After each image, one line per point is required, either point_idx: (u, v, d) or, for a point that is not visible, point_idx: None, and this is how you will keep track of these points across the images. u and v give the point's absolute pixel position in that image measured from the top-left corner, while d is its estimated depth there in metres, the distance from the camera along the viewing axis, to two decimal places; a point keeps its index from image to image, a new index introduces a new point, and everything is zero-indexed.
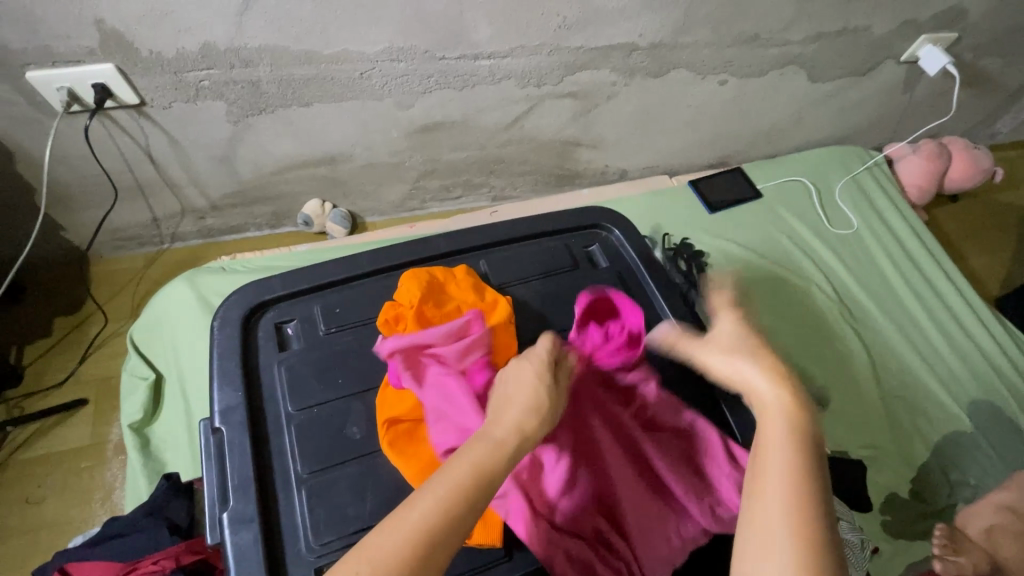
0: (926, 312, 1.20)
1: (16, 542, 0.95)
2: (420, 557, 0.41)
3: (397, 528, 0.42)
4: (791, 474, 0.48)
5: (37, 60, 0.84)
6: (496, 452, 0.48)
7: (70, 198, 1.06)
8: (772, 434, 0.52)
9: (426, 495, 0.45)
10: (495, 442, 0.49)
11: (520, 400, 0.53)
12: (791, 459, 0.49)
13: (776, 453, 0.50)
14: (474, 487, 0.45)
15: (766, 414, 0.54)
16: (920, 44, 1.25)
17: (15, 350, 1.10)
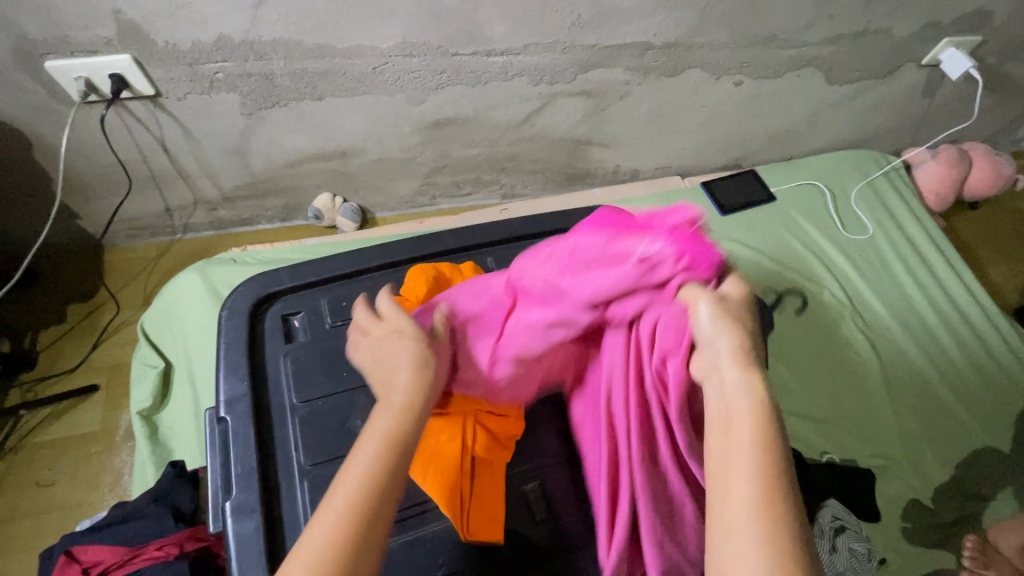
0: (942, 322, 1.17)
1: (26, 524, 0.97)
2: (356, 543, 0.42)
3: (325, 529, 0.42)
4: (759, 494, 0.41)
5: (56, 50, 0.85)
6: (403, 418, 0.48)
7: (85, 187, 1.08)
8: (740, 433, 0.44)
9: (344, 485, 0.44)
10: (398, 410, 0.49)
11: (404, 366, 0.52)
12: (760, 458, 0.42)
13: (745, 460, 0.43)
14: (392, 459, 0.46)
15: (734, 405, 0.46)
16: (943, 47, 1.23)
17: (29, 335, 1.12)
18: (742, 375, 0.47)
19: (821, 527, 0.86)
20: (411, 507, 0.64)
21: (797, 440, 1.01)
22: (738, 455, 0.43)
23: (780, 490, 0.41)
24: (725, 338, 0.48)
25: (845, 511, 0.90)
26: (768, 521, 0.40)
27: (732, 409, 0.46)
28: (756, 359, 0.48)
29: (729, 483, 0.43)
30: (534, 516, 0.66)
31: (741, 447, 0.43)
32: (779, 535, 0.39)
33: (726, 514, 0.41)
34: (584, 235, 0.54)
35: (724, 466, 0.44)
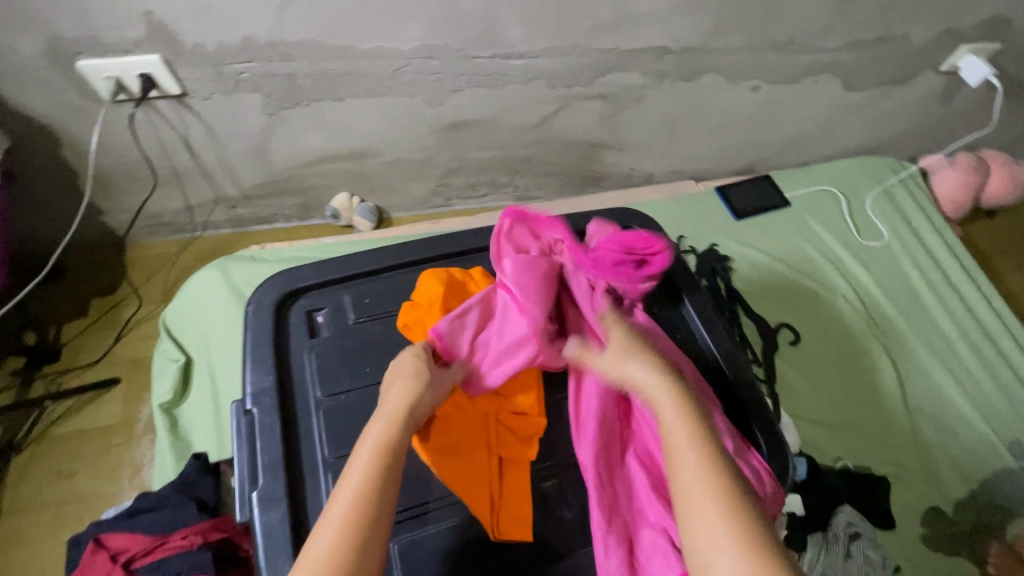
0: (958, 330, 1.17)
1: (48, 513, 0.99)
2: (361, 540, 0.46)
3: (331, 530, 0.47)
4: (709, 485, 0.49)
5: (87, 49, 0.87)
6: (394, 427, 0.54)
7: (111, 184, 1.10)
8: (664, 405, 0.56)
9: (345, 489, 0.49)
10: (393, 421, 0.55)
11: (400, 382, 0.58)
12: (698, 455, 0.51)
13: (676, 426, 0.54)
14: (389, 465, 0.51)
15: (667, 419, 0.55)
16: (961, 54, 1.22)
17: (54, 328, 1.14)
18: (643, 359, 0.60)
19: (835, 532, 0.88)
20: (409, 509, 0.64)
21: (811, 446, 1.00)
22: (681, 457, 0.51)
23: (707, 437, 0.53)
24: (621, 339, 0.63)
25: (860, 517, 0.91)
26: (707, 466, 0.50)
27: (649, 388, 0.58)
28: (643, 344, 0.63)
29: (676, 454, 0.52)
30: (554, 514, 0.66)
31: (669, 416, 0.55)
32: (718, 472, 0.50)
33: (680, 479, 0.50)
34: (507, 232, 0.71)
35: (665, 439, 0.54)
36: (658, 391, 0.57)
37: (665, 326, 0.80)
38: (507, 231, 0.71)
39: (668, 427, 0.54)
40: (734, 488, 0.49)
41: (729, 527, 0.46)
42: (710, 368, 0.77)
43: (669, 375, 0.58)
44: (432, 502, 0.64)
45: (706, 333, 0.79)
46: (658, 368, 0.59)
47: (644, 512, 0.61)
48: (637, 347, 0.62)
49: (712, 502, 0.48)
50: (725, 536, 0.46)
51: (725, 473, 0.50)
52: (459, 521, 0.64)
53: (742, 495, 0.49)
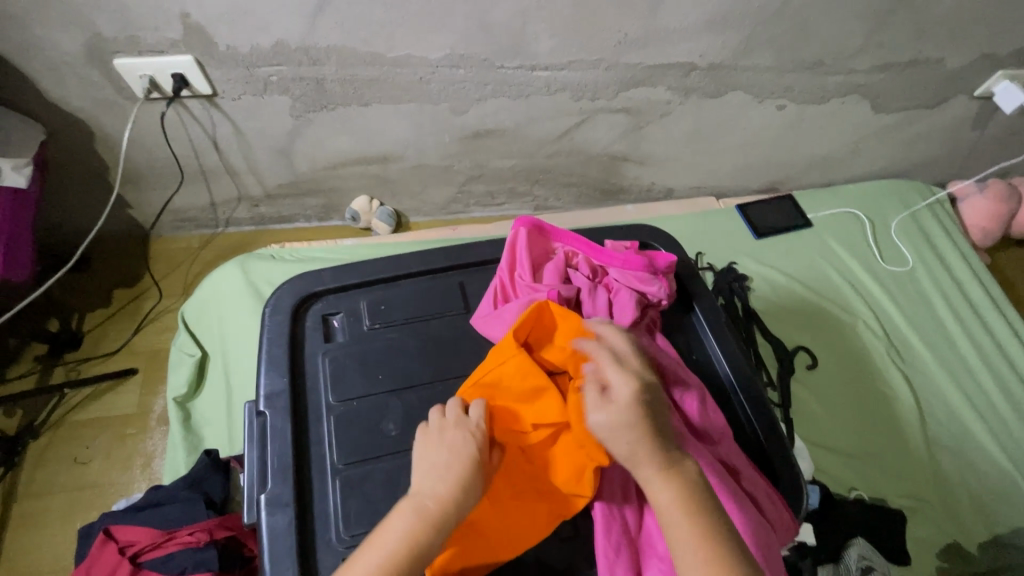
0: (984, 362, 1.13)
1: (63, 498, 1.01)
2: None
3: None
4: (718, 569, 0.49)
5: (126, 48, 0.89)
6: (424, 525, 0.50)
7: (140, 178, 1.12)
8: (682, 540, 0.50)
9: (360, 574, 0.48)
10: (422, 513, 0.51)
11: (445, 472, 0.53)
12: (700, 536, 0.50)
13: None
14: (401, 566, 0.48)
15: (656, 494, 0.53)
16: (997, 80, 1.19)
17: (77, 317, 1.17)
18: (658, 470, 0.53)
19: (847, 566, 0.85)
20: None
21: (824, 474, 0.98)
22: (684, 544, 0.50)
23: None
24: (639, 438, 0.54)
25: (874, 551, 0.86)
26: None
27: (628, 455, 0.53)
28: (659, 445, 0.54)
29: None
30: (560, 534, 0.64)
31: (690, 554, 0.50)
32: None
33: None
34: (520, 240, 0.73)
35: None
36: (679, 523, 0.51)
37: (681, 346, 0.79)
38: (520, 238, 0.73)
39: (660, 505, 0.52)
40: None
41: None
42: (724, 391, 0.76)
43: (694, 499, 0.52)
44: None
45: (722, 353, 0.77)
46: (686, 490, 0.53)
47: (653, 543, 0.60)
48: (660, 455, 0.54)
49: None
50: None
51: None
52: None
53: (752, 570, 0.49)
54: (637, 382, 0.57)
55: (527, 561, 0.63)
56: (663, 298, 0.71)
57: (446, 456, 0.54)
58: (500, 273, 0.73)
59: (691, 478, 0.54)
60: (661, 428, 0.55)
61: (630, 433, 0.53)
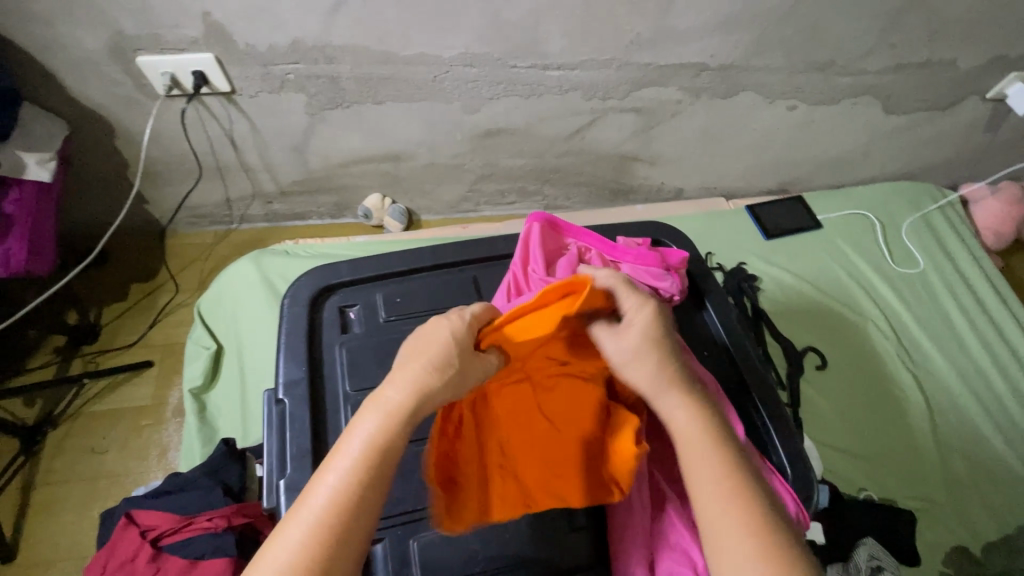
0: (995, 365, 1.13)
1: (80, 487, 1.03)
2: (342, 523, 0.43)
3: (297, 537, 0.42)
4: (733, 501, 0.46)
5: (147, 46, 0.91)
6: (394, 421, 0.47)
7: (158, 175, 1.14)
8: (697, 460, 0.49)
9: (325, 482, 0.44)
10: (389, 411, 0.47)
11: (420, 362, 0.49)
12: (720, 465, 0.48)
13: (720, 506, 0.46)
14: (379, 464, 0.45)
15: (679, 420, 0.51)
16: (1009, 82, 1.19)
17: (95, 310, 1.19)
18: (683, 397, 0.52)
19: (856, 564, 0.83)
20: (429, 508, 0.64)
21: (833, 474, 0.98)
22: (699, 473, 0.48)
23: (764, 520, 0.45)
24: (655, 360, 0.53)
25: (883, 551, 0.84)
26: (761, 550, 0.44)
27: (649, 377, 0.53)
28: (675, 371, 0.53)
29: (715, 531, 0.46)
30: (573, 523, 0.65)
31: (709, 482, 0.47)
32: (777, 562, 0.43)
33: (718, 558, 0.45)
34: (533, 235, 0.73)
35: (699, 501, 0.47)
36: (698, 444, 0.50)
37: (692, 342, 0.79)
38: (533, 233, 0.73)
39: (681, 432, 0.51)
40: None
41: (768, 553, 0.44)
42: (735, 387, 0.76)
43: (711, 425, 0.51)
44: (424, 510, 0.64)
45: (732, 350, 0.78)
46: (700, 414, 0.52)
47: (665, 534, 0.61)
48: (678, 382, 0.53)
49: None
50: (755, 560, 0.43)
51: (786, 560, 0.43)
52: (472, 526, 0.64)
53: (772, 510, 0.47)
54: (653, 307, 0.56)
55: (541, 550, 0.64)
56: (675, 294, 0.72)
57: (422, 349, 0.50)
58: (513, 268, 0.74)
59: (706, 406, 0.53)
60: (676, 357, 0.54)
61: (649, 356, 0.53)
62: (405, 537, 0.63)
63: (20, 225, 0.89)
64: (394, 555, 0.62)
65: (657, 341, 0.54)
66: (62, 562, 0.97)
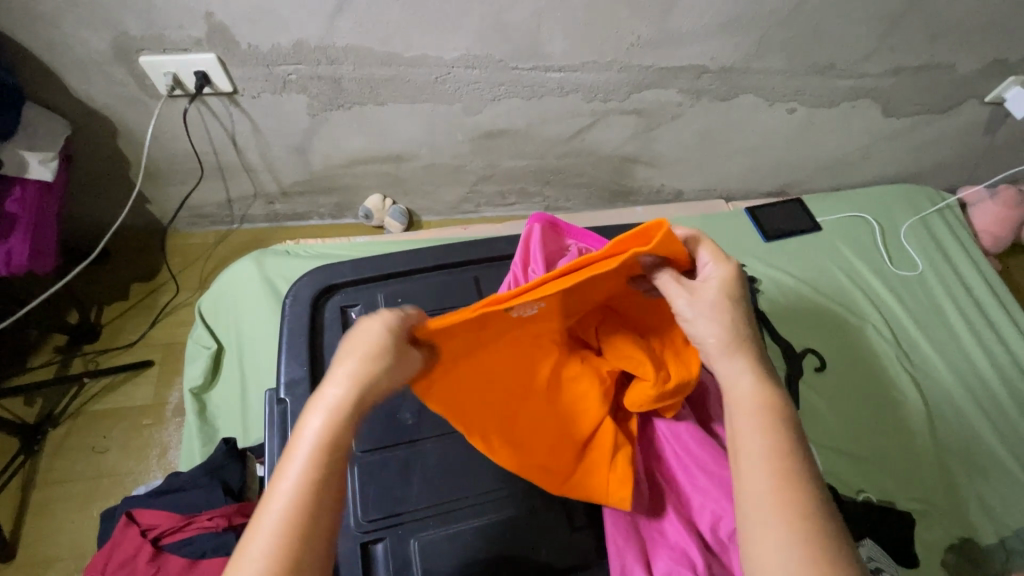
0: (993, 367, 1.13)
1: (80, 486, 1.03)
2: (312, 516, 0.42)
3: (267, 537, 0.41)
4: (773, 469, 0.47)
5: (150, 47, 0.92)
6: (339, 415, 0.45)
7: (159, 175, 1.15)
8: (746, 421, 0.50)
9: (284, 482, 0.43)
10: (332, 408, 0.45)
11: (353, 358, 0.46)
12: (766, 433, 0.49)
13: (758, 470, 0.47)
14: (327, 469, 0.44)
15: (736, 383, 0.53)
16: (1008, 85, 1.19)
17: (95, 310, 1.19)
18: (745, 361, 0.53)
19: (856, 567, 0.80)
20: (430, 507, 0.65)
21: (832, 476, 0.98)
22: (745, 436, 0.49)
23: (804, 490, 0.46)
24: (724, 322, 0.55)
25: (881, 553, 0.84)
26: (794, 514, 0.44)
27: (715, 336, 0.54)
28: (749, 338, 0.55)
29: (753, 491, 0.46)
30: (573, 524, 0.66)
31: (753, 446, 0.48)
32: (811, 529, 0.44)
33: (750, 517, 0.45)
34: (534, 235, 0.72)
35: (742, 462, 0.48)
36: (749, 408, 0.51)
37: None
38: (533, 234, 0.72)
39: (733, 395, 0.52)
40: (828, 551, 0.43)
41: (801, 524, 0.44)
42: None
43: (773, 395, 0.51)
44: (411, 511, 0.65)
45: None
46: (763, 383, 0.52)
47: (664, 532, 0.62)
48: (745, 348, 0.54)
49: (796, 560, 0.42)
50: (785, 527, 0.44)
51: (822, 530, 0.44)
52: (472, 525, 0.64)
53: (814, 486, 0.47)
54: (735, 275, 0.58)
55: (541, 550, 0.64)
56: None
57: (357, 338, 0.47)
58: (514, 269, 0.74)
59: (771, 376, 0.53)
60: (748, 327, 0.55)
61: (716, 317, 0.55)
62: (406, 536, 0.63)
63: (22, 224, 0.89)
64: (395, 554, 0.62)
65: (730, 305, 0.56)
66: (62, 562, 0.97)
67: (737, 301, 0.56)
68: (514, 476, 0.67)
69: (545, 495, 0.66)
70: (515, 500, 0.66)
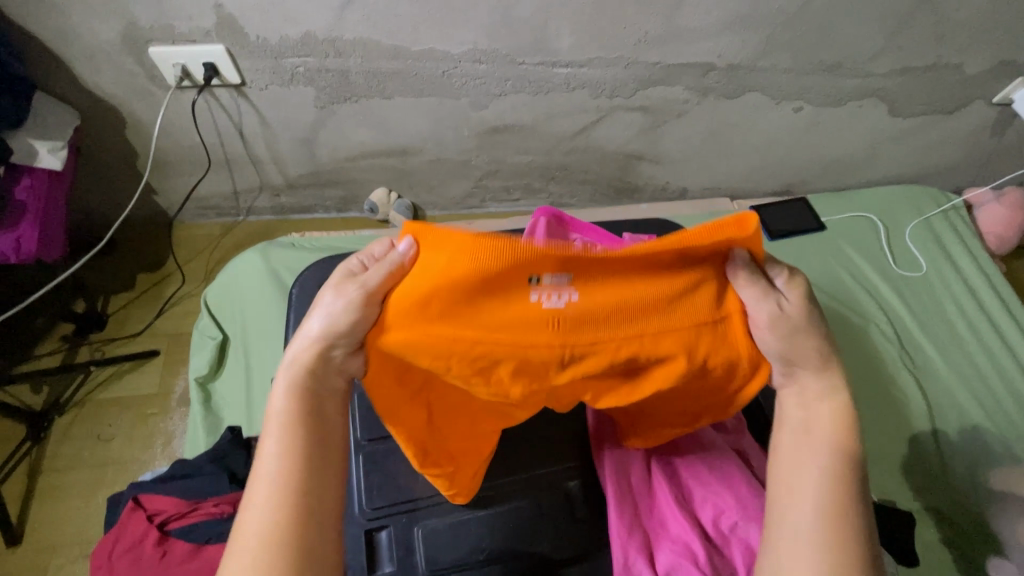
0: (996, 368, 1.13)
1: (85, 472, 1.04)
2: (297, 490, 0.47)
3: (262, 511, 0.46)
4: (819, 484, 0.50)
5: (160, 37, 0.92)
6: (312, 389, 0.51)
7: (167, 166, 1.15)
8: (806, 437, 0.53)
9: (265, 458, 0.49)
10: (293, 380, 0.51)
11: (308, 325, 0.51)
12: (823, 451, 0.51)
13: (804, 483, 0.50)
14: (305, 435, 0.50)
15: (808, 402, 0.54)
16: (1015, 86, 1.19)
17: (102, 299, 1.20)
18: (818, 383, 0.54)
19: None
20: (433, 497, 0.65)
21: None
22: (805, 450, 0.52)
23: (845, 515, 0.48)
24: (788, 342, 0.53)
25: (881, 552, 0.84)
26: (827, 526, 0.48)
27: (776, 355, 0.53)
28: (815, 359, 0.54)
29: (793, 496, 0.50)
30: (574, 515, 0.66)
31: (804, 462, 0.52)
32: (837, 543, 0.47)
33: (782, 517, 0.50)
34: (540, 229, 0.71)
35: (789, 470, 0.52)
36: (815, 427, 0.53)
37: None
38: (539, 230, 0.71)
39: (801, 413, 0.54)
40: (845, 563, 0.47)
41: (830, 538, 0.47)
42: None
43: (840, 417, 0.53)
44: (419, 501, 0.65)
45: None
46: (833, 406, 0.53)
47: (666, 527, 0.63)
48: (818, 372, 0.54)
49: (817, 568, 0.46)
50: (814, 536, 0.48)
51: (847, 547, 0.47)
52: (476, 516, 0.65)
53: (857, 513, 0.49)
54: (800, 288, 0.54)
55: (540, 543, 0.64)
56: None
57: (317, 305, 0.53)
58: None
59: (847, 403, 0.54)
60: (815, 354, 0.54)
61: (777, 343, 0.53)
62: (409, 525, 0.64)
63: (32, 212, 0.90)
64: (399, 543, 0.63)
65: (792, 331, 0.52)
66: (68, 547, 0.98)
67: (796, 326, 0.53)
68: (516, 468, 0.68)
69: (547, 487, 0.67)
70: (518, 490, 0.67)
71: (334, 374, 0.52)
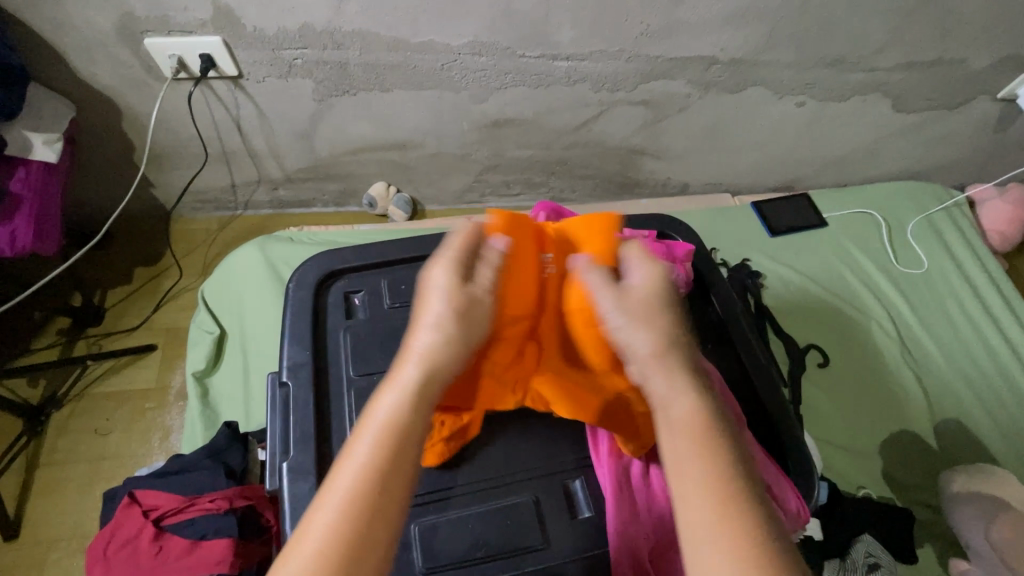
0: (997, 366, 1.13)
1: (83, 466, 1.03)
2: (366, 515, 0.40)
3: (321, 530, 0.39)
4: (716, 506, 0.40)
5: (156, 28, 0.91)
6: (417, 403, 0.44)
7: (164, 159, 1.14)
8: (685, 451, 0.42)
9: (346, 467, 0.41)
10: (404, 388, 0.45)
11: (428, 328, 0.47)
12: (701, 462, 0.42)
13: (700, 513, 0.40)
14: (399, 457, 0.42)
15: (670, 405, 0.45)
16: (1021, 82, 1.18)
17: (99, 293, 1.19)
18: (678, 375, 0.46)
19: (853, 562, 0.84)
20: (433, 492, 0.65)
21: (833, 470, 0.98)
22: (684, 467, 0.42)
23: (751, 528, 0.39)
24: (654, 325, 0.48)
25: (881, 549, 0.86)
26: (739, 555, 0.38)
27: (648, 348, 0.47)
28: (681, 350, 0.48)
29: (696, 537, 0.39)
30: (574, 512, 0.66)
31: (694, 482, 0.41)
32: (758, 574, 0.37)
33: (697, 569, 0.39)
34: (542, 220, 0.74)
35: (682, 501, 0.41)
36: (691, 430, 0.43)
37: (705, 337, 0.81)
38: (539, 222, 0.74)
39: (670, 420, 0.45)
40: None
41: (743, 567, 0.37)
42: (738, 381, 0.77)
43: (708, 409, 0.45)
44: (456, 488, 0.65)
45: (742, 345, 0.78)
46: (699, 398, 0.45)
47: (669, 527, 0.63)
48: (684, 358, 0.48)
49: None
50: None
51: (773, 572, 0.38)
52: (474, 511, 0.64)
53: (765, 522, 0.40)
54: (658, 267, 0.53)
55: (541, 540, 0.64)
56: (680, 286, 0.70)
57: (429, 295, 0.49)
58: None
59: (707, 388, 0.47)
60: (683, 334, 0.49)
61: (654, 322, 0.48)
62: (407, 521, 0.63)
63: (27, 205, 0.89)
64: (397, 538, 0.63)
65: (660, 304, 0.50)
66: (66, 541, 0.98)
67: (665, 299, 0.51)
68: (514, 464, 0.67)
69: (546, 484, 0.67)
70: (518, 486, 0.66)
71: (437, 390, 0.46)
